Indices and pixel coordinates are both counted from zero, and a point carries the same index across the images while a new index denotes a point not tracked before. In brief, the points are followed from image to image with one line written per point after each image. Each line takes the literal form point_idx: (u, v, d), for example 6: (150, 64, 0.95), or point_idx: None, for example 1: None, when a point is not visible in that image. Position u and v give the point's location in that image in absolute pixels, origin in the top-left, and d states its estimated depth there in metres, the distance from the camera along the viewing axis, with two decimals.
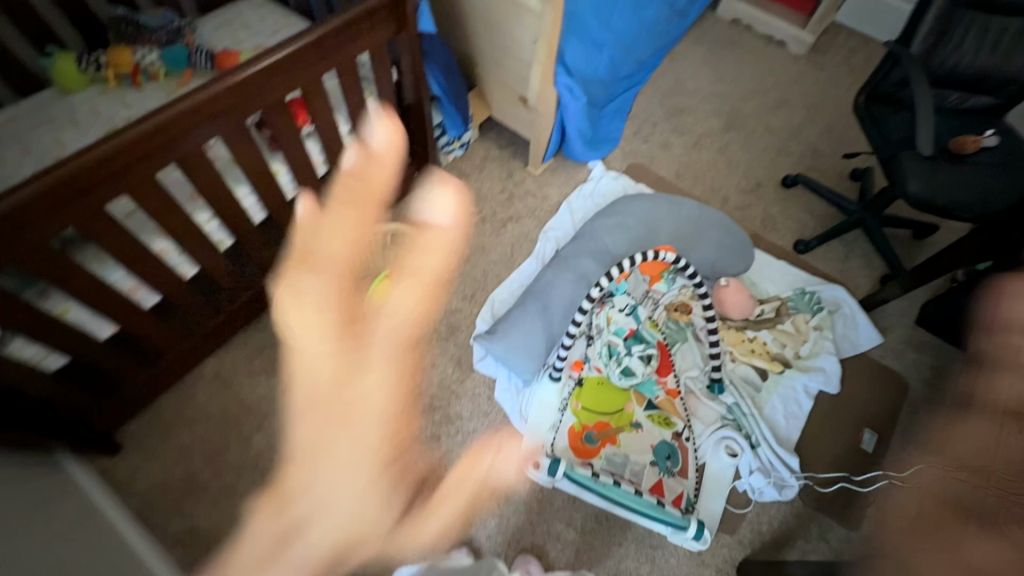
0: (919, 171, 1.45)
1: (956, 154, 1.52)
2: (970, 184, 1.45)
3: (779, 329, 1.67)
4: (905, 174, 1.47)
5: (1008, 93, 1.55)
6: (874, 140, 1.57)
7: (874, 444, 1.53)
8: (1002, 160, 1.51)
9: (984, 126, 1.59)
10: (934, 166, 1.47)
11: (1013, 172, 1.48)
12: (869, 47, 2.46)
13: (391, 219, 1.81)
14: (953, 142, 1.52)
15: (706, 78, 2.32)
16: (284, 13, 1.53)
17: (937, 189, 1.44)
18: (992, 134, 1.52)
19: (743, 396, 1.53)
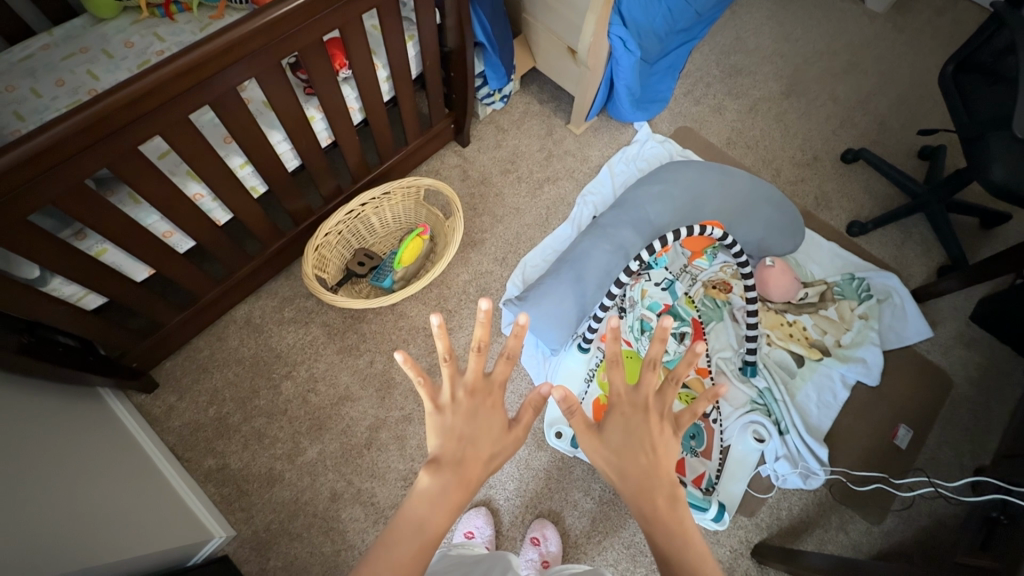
0: (1001, 152, 1.36)
1: None
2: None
3: (820, 315, 1.61)
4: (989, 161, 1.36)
5: None
6: (958, 117, 1.47)
7: (908, 441, 1.48)
8: None
9: None
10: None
11: None
12: (959, 8, 2.21)
13: (425, 172, 1.76)
14: None
15: (770, 36, 2.13)
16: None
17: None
18: None
19: (776, 381, 1.50)
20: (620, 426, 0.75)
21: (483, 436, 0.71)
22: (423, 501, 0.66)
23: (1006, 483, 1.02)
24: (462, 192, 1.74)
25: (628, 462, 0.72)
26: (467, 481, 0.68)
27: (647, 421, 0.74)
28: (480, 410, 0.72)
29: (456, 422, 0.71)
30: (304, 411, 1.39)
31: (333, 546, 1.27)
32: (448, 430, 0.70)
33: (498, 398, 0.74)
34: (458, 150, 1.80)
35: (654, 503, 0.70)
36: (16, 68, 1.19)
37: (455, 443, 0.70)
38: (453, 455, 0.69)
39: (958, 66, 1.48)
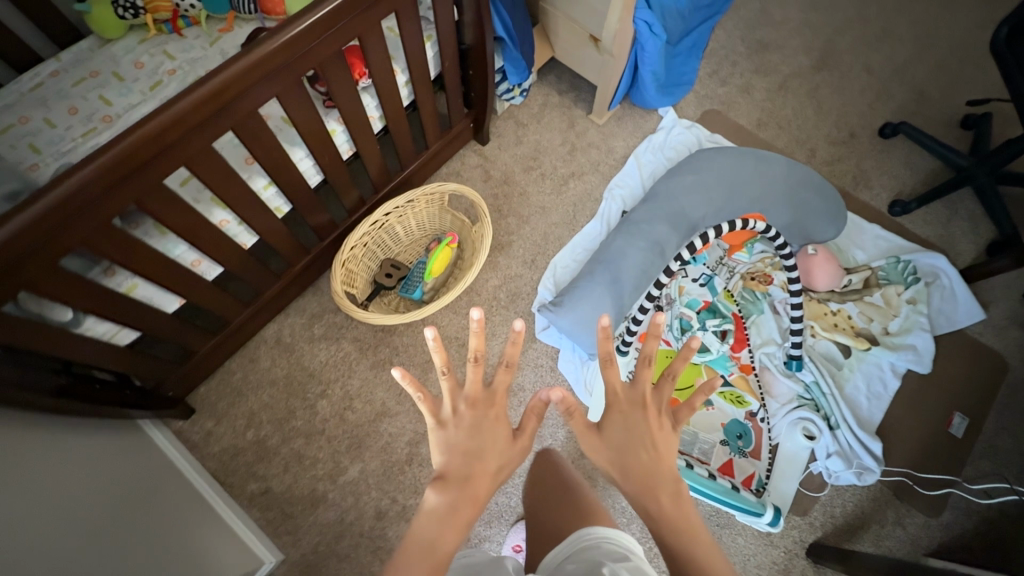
0: None
1: None
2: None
3: (866, 302, 1.56)
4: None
5: None
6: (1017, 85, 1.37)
7: (965, 429, 1.43)
8: None
9: None
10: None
11: None
12: None
13: (445, 175, 1.70)
14: None
15: (796, 4, 2.02)
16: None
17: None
18: None
19: (824, 374, 1.45)
20: (620, 422, 0.73)
21: (490, 450, 0.68)
22: (431, 520, 0.61)
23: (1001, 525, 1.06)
24: (485, 193, 1.69)
25: (629, 459, 0.70)
26: (475, 497, 0.64)
27: (646, 418, 0.72)
28: (483, 423, 0.70)
29: (461, 434, 0.68)
30: (342, 430, 1.37)
31: (382, 565, 1.26)
32: (453, 445, 0.68)
33: (502, 408, 0.72)
34: (478, 149, 1.74)
35: (658, 499, 0.67)
36: (27, 98, 1.15)
37: (462, 456, 0.67)
38: (463, 468, 0.66)
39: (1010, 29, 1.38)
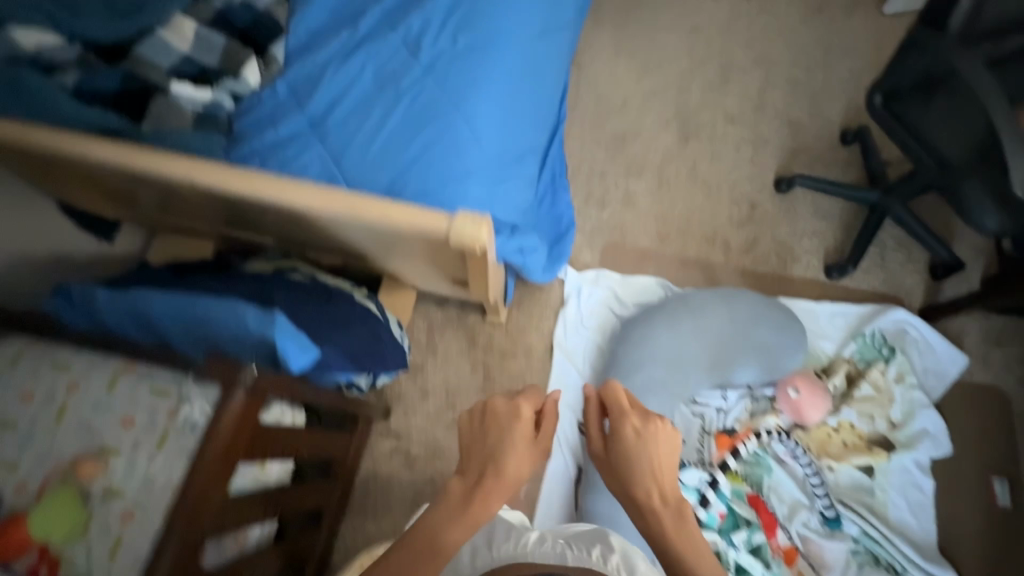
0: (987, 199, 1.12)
1: None
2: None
3: (859, 400, 1.41)
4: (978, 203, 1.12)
5: None
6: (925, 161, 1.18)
7: (1010, 495, 1.34)
8: None
9: None
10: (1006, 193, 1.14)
11: None
12: None
13: (363, 483, 1.37)
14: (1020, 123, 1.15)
15: (629, 77, 1.83)
16: (25, 352, 0.87)
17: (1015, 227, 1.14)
18: None
19: (865, 516, 1.30)
20: (628, 442, 0.88)
21: (510, 457, 0.84)
22: (447, 519, 0.78)
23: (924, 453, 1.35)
24: (418, 481, 1.37)
25: (631, 477, 0.85)
26: (485, 496, 0.80)
27: (647, 444, 0.87)
28: (508, 437, 0.87)
29: (491, 443, 0.87)
30: None
31: None
32: (486, 447, 0.87)
33: (528, 424, 0.89)
34: (386, 427, 1.41)
35: (662, 520, 0.80)
36: None
37: (497, 450, 0.85)
38: (499, 463, 0.84)
39: (887, 95, 1.22)
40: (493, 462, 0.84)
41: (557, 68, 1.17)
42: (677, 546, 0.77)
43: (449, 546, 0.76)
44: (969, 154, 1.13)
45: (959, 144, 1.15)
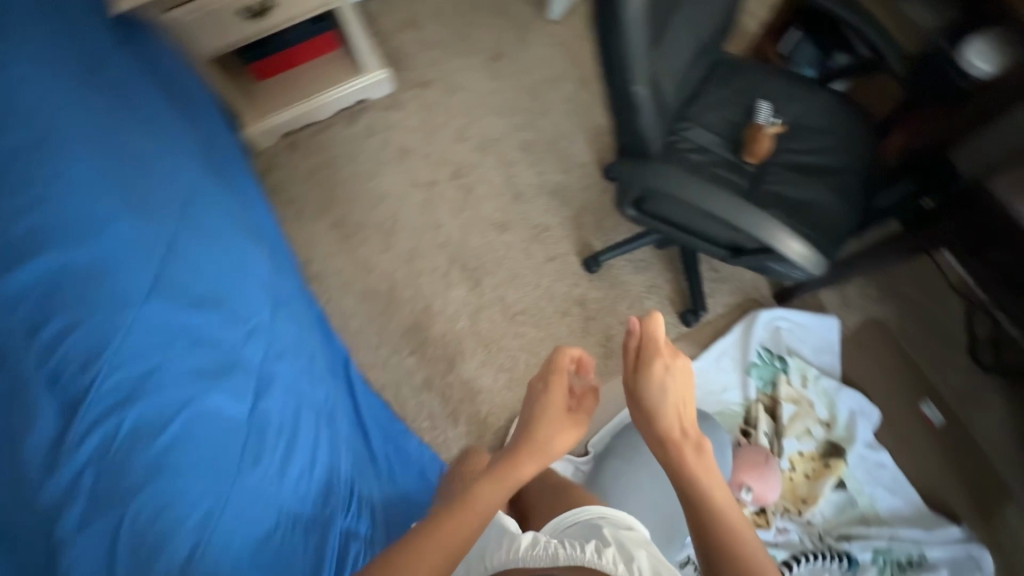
0: None
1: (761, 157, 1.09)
2: (822, 209, 1.07)
3: (791, 425, 1.39)
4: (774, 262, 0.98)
5: (721, 76, 1.15)
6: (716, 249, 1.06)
7: (938, 409, 1.41)
8: (796, 131, 1.12)
9: (749, 103, 1.14)
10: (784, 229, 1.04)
11: (819, 128, 1.12)
12: (429, 9, 1.81)
13: None
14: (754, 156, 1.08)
15: (379, 253, 1.57)
16: None
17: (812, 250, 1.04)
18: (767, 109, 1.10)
19: (866, 533, 1.30)
20: (655, 381, 0.83)
21: (539, 443, 0.81)
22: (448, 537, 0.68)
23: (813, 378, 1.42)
24: None
25: (653, 422, 0.82)
26: (501, 485, 0.77)
27: (665, 381, 0.83)
28: (545, 414, 0.84)
29: (511, 452, 0.81)
30: None
31: None
32: (500, 460, 0.81)
33: (558, 405, 0.84)
34: None
35: (683, 452, 0.78)
36: None
37: (516, 452, 0.81)
38: (526, 451, 0.81)
39: (636, 203, 1.04)
40: (505, 468, 0.79)
41: (303, 412, 0.94)
42: (699, 496, 0.73)
43: (476, 514, 0.72)
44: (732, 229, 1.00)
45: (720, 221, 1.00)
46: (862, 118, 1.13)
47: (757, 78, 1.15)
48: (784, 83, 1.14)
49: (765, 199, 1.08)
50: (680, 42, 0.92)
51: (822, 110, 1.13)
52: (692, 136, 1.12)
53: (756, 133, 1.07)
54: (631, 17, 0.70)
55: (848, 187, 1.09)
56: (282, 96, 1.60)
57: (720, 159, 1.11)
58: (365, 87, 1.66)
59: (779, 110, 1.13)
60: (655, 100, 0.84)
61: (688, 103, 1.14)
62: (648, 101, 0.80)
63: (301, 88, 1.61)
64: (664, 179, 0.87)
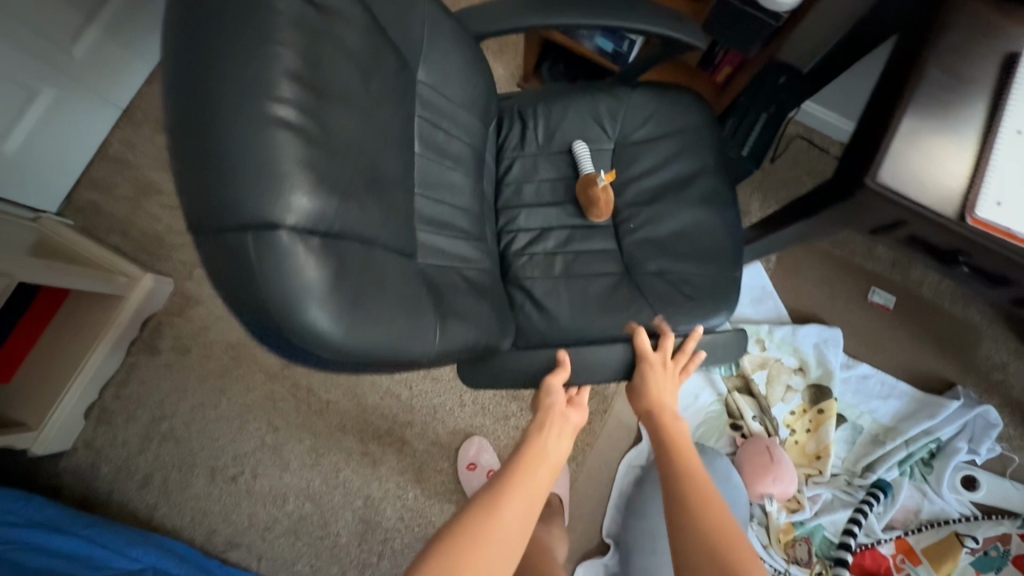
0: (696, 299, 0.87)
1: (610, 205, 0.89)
2: (699, 229, 0.92)
3: (771, 392, 1.31)
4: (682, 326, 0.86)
5: (514, 133, 0.93)
6: None
7: (884, 289, 1.38)
8: (627, 157, 0.95)
9: (559, 149, 0.94)
10: (675, 280, 0.88)
11: (648, 138, 0.95)
12: (157, 168, 1.44)
13: None
14: (599, 213, 0.89)
15: (282, 472, 1.31)
16: None
17: (714, 285, 0.89)
18: (585, 155, 0.91)
19: (886, 452, 1.26)
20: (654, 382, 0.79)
21: (525, 478, 0.68)
22: None
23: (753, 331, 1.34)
24: None
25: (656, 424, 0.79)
26: (482, 538, 0.60)
27: (661, 379, 0.79)
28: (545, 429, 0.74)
29: (498, 487, 0.66)
30: None
31: None
32: (482, 499, 0.64)
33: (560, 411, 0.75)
34: None
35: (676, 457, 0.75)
36: None
37: (502, 493, 0.65)
38: (509, 493, 0.65)
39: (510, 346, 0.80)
40: (488, 513, 0.62)
41: None
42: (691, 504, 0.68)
43: None
44: (626, 323, 0.84)
45: (610, 321, 0.84)
46: (684, 93, 0.96)
47: (555, 115, 0.93)
48: (588, 104, 0.93)
49: (639, 253, 0.91)
50: (445, 182, 0.74)
51: (642, 111, 0.94)
52: (525, 224, 0.92)
53: (591, 190, 0.88)
54: (345, 324, 0.48)
55: (710, 185, 0.94)
56: (49, 381, 1.23)
57: (569, 231, 0.92)
58: (142, 307, 1.32)
59: (597, 139, 0.94)
60: (460, 308, 0.65)
61: (499, 190, 0.93)
62: (452, 330, 0.61)
63: (64, 360, 1.24)
64: (511, 357, 0.76)
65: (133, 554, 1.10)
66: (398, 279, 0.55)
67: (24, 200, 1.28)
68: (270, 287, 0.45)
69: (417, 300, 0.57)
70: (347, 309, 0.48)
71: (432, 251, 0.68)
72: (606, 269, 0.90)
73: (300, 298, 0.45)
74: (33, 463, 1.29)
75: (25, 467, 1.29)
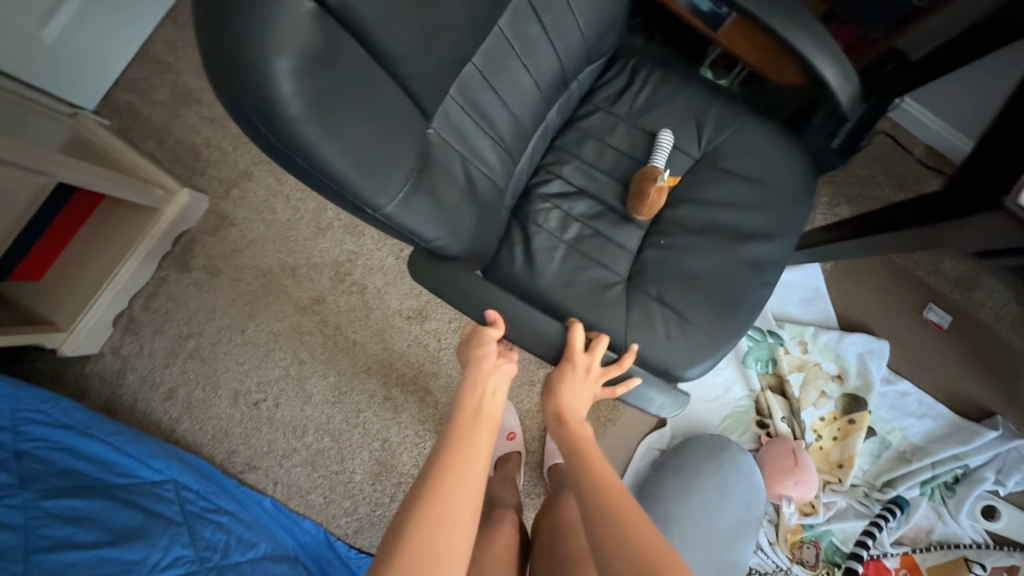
0: (688, 348, 0.85)
1: (653, 206, 0.87)
2: (714, 276, 0.89)
3: (804, 396, 1.28)
4: (654, 361, 0.85)
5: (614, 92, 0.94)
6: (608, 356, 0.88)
7: (943, 308, 1.32)
8: (687, 173, 0.93)
9: (642, 118, 0.93)
10: (669, 316, 0.86)
11: (727, 156, 0.92)
12: (197, 76, 1.36)
13: None
14: (638, 203, 0.87)
15: (303, 405, 1.32)
16: None
17: (700, 336, 0.86)
18: (665, 145, 0.89)
19: (909, 471, 1.24)
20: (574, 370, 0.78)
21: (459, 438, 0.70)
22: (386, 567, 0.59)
23: (797, 331, 1.30)
24: None
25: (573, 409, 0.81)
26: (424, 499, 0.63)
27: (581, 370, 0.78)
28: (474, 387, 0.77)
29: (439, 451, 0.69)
30: None
31: None
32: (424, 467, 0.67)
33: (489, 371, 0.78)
34: None
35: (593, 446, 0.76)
36: None
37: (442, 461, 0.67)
38: (448, 458, 0.67)
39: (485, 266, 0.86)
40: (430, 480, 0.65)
41: None
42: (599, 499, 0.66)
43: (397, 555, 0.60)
44: (596, 325, 0.85)
45: (600, 301, 0.86)
46: (796, 139, 0.94)
47: (661, 95, 0.93)
48: (701, 102, 0.93)
49: (652, 270, 0.89)
50: (507, 76, 0.76)
51: (750, 142, 0.92)
52: (566, 174, 0.93)
53: (647, 184, 0.86)
54: (310, 106, 0.50)
55: (750, 236, 0.90)
56: (80, 286, 1.22)
57: (601, 207, 0.92)
58: (176, 222, 1.28)
59: (688, 142, 0.93)
60: (441, 197, 0.68)
61: (563, 129, 0.95)
62: (417, 207, 0.65)
63: (96, 267, 1.22)
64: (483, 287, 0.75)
65: (155, 465, 1.12)
66: (386, 130, 0.59)
67: (61, 94, 1.22)
68: (240, 40, 0.46)
69: (401, 152, 0.61)
70: (316, 105, 0.51)
71: (446, 140, 0.71)
72: (614, 267, 0.89)
73: (269, 52, 0.46)
74: (60, 362, 1.30)
75: (53, 366, 1.30)
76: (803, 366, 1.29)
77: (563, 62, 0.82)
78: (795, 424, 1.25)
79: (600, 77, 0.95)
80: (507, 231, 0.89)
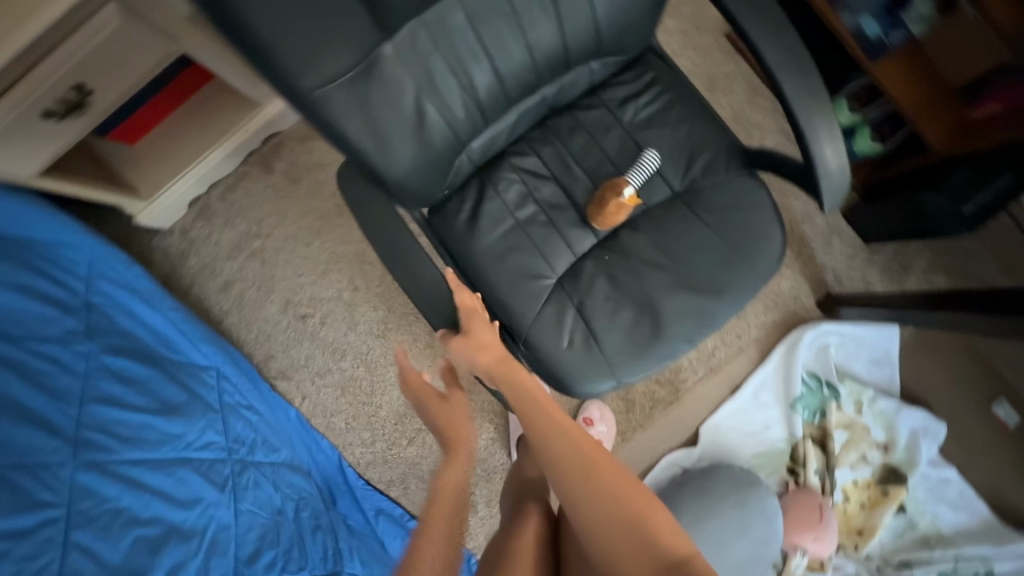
0: (594, 368, 0.86)
1: (603, 216, 0.88)
2: (642, 294, 0.88)
3: (843, 455, 1.24)
4: (555, 362, 0.87)
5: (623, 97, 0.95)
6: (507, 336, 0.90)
7: (1013, 406, 1.26)
8: (659, 193, 0.93)
9: (637, 130, 0.94)
10: (580, 326, 0.87)
11: (704, 189, 0.92)
12: None
13: None
14: (595, 208, 0.89)
15: (348, 331, 1.33)
16: None
17: (600, 358, 0.86)
18: (647, 163, 0.90)
19: (930, 557, 1.19)
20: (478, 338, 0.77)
21: None
22: None
23: (854, 389, 1.26)
24: None
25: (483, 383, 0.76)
26: None
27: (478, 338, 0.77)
28: None
29: None
30: None
31: None
32: None
33: None
34: None
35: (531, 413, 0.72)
36: None
37: None
38: None
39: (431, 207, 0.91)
40: None
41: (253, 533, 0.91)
42: (575, 474, 0.65)
43: None
44: (505, 302, 0.88)
45: (525, 281, 0.88)
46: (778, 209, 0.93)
47: (666, 116, 0.94)
48: (700, 140, 0.94)
49: (585, 279, 0.89)
50: (498, 43, 0.75)
51: (726, 195, 0.92)
52: (542, 155, 0.93)
53: (609, 194, 0.87)
54: None
55: (695, 284, 0.89)
56: (166, 159, 1.22)
57: (561, 199, 0.92)
58: (272, 122, 1.29)
59: (672, 171, 0.93)
60: (378, 118, 0.68)
61: (559, 112, 0.95)
62: (348, 117, 0.65)
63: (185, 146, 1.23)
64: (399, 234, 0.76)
65: (203, 349, 1.14)
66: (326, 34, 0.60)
67: None
68: None
69: (330, 56, 0.61)
70: None
71: (403, 63, 0.68)
72: (551, 261, 0.90)
73: None
74: (132, 229, 1.33)
75: (124, 230, 1.33)
76: (850, 425, 1.25)
77: (567, 46, 0.81)
78: (828, 481, 1.22)
79: (614, 77, 0.95)
80: (466, 183, 0.91)
